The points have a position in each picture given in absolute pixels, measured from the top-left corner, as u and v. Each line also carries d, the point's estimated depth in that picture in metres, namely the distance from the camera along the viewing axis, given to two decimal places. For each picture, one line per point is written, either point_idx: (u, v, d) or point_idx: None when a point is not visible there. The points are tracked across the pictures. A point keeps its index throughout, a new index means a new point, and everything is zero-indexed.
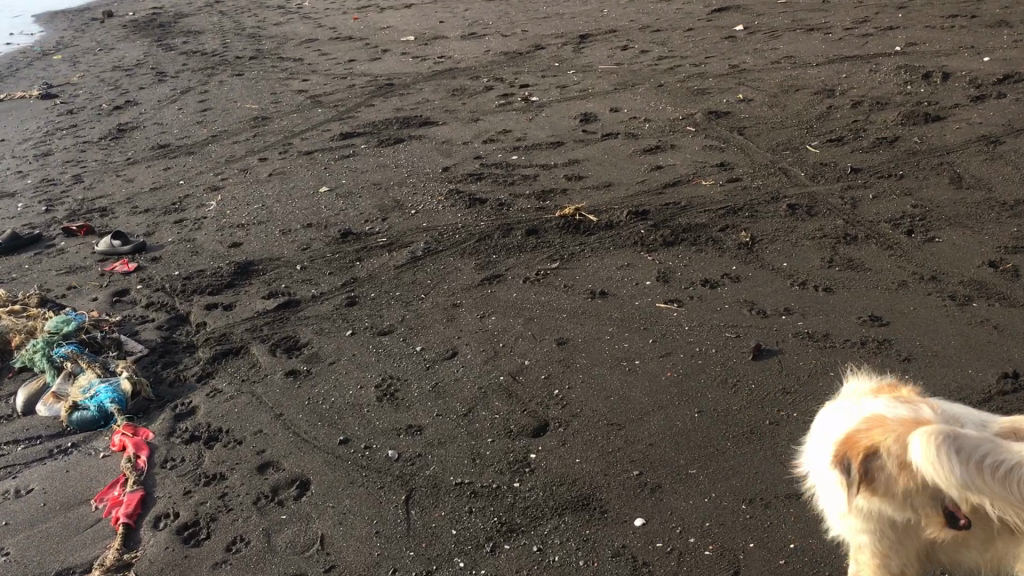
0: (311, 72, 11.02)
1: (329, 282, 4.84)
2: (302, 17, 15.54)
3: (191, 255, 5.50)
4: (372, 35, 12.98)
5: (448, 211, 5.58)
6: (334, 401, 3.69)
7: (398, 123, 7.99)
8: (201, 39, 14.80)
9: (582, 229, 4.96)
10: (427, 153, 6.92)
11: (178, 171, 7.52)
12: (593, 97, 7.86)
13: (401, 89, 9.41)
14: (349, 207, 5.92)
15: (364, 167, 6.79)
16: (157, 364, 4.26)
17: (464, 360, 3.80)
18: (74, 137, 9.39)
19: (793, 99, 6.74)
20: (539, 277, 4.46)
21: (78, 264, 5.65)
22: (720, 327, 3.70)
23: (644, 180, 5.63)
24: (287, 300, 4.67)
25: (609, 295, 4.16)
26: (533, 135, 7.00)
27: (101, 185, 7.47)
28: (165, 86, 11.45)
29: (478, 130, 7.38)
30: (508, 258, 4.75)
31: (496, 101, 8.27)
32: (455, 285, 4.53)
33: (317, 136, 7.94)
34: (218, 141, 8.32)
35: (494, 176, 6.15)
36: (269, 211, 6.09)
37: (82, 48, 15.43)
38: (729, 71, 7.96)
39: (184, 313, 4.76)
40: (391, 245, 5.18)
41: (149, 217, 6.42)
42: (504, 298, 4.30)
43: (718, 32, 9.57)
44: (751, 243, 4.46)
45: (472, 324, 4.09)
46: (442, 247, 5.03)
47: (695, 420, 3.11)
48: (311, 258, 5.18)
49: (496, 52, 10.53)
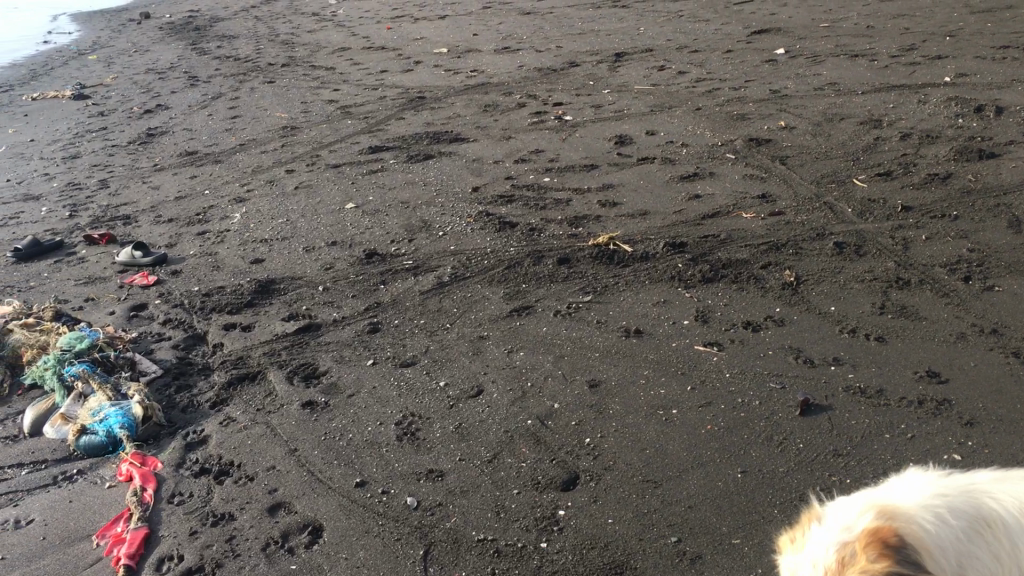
0: (343, 82, 10.91)
1: (353, 305, 4.66)
2: (336, 25, 15.47)
3: (213, 270, 5.35)
4: (405, 45, 12.87)
5: (477, 233, 5.39)
6: (353, 438, 3.50)
7: (428, 138, 7.83)
8: (236, 44, 14.75)
9: (616, 260, 4.76)
10: (458, 171, 6.75)
11: (204, 180, 7.38)
12: (630, 119, 7.66)
13: (433, 102, 9.27)
14: (375, 226, 5.76)
15: (392, 183, 6.63)
16: (170, 386, 4.09)
17: (490, 398, 3.60)
18: (103, 140, 9.29)
19: (838, 129, 6.51)
20: (571, 310, 4.26)
21: (98, 275, 5.51)
22: (763, 376, 3.49)
23: (682, 209, 5.43)
24: (307, 323, 4.50)
25: (645, 334, 3.95)
26: (566, 156, 6.81)
27: (126, 192, 7.34)
28: (197, 90, 11.39)
29: (510, 148, 7.20)
30: (539, 288, 4.56)
31: (528, 118, 8.10)
32: (481, 315, 4.34)
33: (345, 149, 7.79)
34: (246, 150, 8.19)
35: (525, 198, 5.95)
36: (294, 226, 5.93)
37: (118, 49, 15.45)
38: (771, 95, 7.74)
39: (202, 332, 4.60)
40: (418, 268, 5.00)
41: (172, 228, 6.28)
42: (533, 332, 4.10)
43: (759, 55, 9.36)
44: (796, 283, 4.25)
45: (500, 359, 3.90)
46: (470, 272, 4.84)
47: (738, 482, 2.92)
48: (334, 279, 5.01)
49: (530, 67, 10.37)
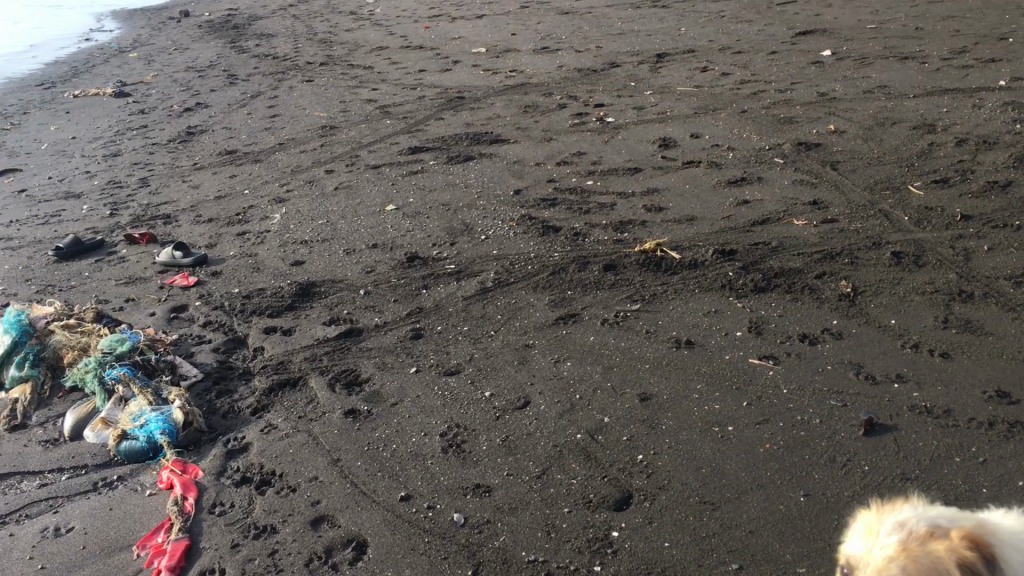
0: (381, 81, 10.86)
1: (394, 310, 4.59)
2: (373, 24, 15.43)
3: (253, 272, 5.29)
4: (443, 45, 12.80)
5: (520, 238, 5.30)
6: (396, 449, 3.42)
7: (468, 138, 7.74)
8: (274, 42, 14.77)
9: (663, 267, 4.64)
10: (499, 173, 6.65)
11: (244, 180, 7.35)
12: (673, 121, 7.53)
13: (472, 102, 9.18)
14: (416, 228, 5.68)
15: (432, 185, 6.55)
16: (211, 391, 4.03)
17: (537, 410, 3.50)
18: (143, 138, 9.30)
19: (890, 134, 6.34)
20: (619, 319, 4.15)
21: (138, 275, 5.47)
22: (823, 394, 3.37)
23: (730, 215, 5.30)
24: (349, 327, 4.42)
25: (696, 345, 3.83)
26: (610, 159, 6.69)
27: (166, 191, 7.32)
28: (235, 89, 11.39)
29: (552, 151, 7.10)
30: (585, 295, 4.45)
31: (569, 119, 7.99)
32: (526, 323, 4.24)
33: (384, 150, 7.73)
34: (285, 149, 8.15)
35: (568, 202, 5.85)
36: (334, 228, 5.87)
37: (158, 46, 15.53)
38: (818, 98, 7.57)
39: (242, 336, 4.54)
40: (460, 272, 4.91)
41: (212, 228, 6.24)
42: (580, 341, 3.99)
43: (805, 56, 9.17)
44: (853, 295, 4.11)
45: (546, 369, 3.80)
46: (514, 278, 4.75)
47: (799, 506, 2.80)
48: (375, 283, 4.93)
49: (570, 68, 10.25)
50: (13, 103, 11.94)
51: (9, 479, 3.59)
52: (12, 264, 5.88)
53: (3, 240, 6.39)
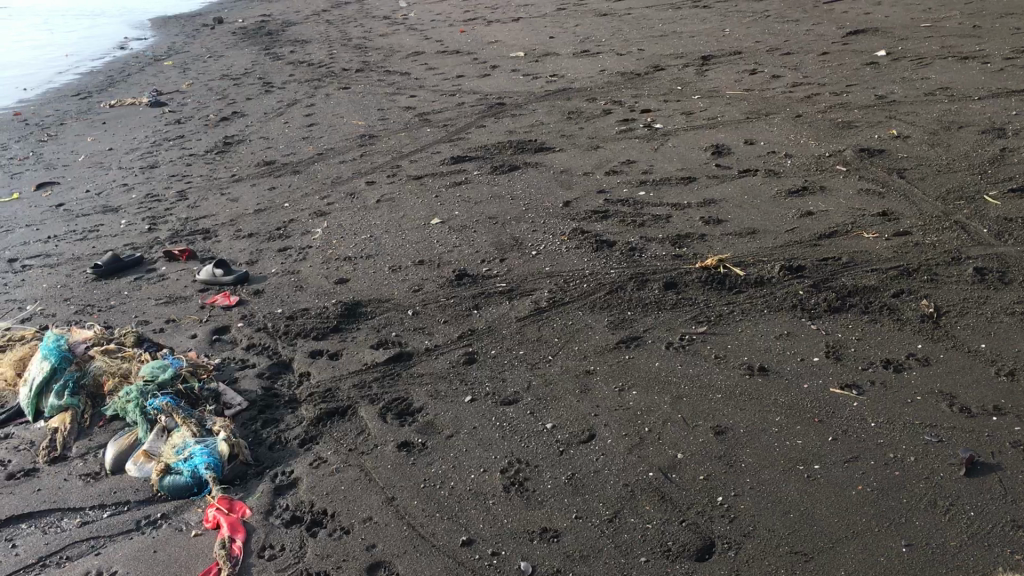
0: (419, 88, 10.68)
1: (445, 332, 4.39)
2: (408, 29, 15.29)
3: (296, 291, 5.12)
4: (480, 49, 12.62)
5: (574, 253, 5.08)
6: (455, 486, 3.21)
7: (512, 147, 7.53)
8: (309, 48, 14.68)
9: (727, 285, 4.40)
10: (546, 184, 6.43)
11: (283, 192, 7.19)
12: (724, 126, 7.27)
13: (513, 109, 8.98)
14: (463, 243, 5.48)
15: (477, 196, 6.34)
16: (256, 420, 3.85)
17: (604, 445, 3.28)
18: (180, 150, 9.18)
19: (958, 138, 6.04)
20: (684, 342, 3.92)
21: (178, 293, 5.31)
22: (915, 427, 3.12)
23: (794, 227, 5.04)
24: (398, 351, 4.23)
25: (771, 372, 3.58)
26: (660, 167, 6.45)
27: (205, 204, 7.18)
28: (272, 97, 11.28)
29: (599, 159, 6.86)
30: (646, 316, 4.22)
31: (616, 126, 7.75)
32: (585, 347, 4.02)
33: (426, 159, 7.54)
34: (324, 160, 7.98)
35: (621, 214, 5.61)
36: (378, 243, 5.69)
37: (193, 54, 15.50)
38: (876, 101, 7.27)
39: (287, 360, 4.36)
40: (512, 291, 4.70)
41: (252, 243, 6.08)
42: (645, 367, 3.76)
43: (858, 57, 8.86)
44: (937, 315, 3.84)
45: (610, 398, 3.58)
46: (569, 297, 4.53)
47: (902, 558, 2.56)
48: (424, 302, 4.74)
49: (612, 72, 10.01)
50: (50, 114, 11.90)
51: (48, 517, 3.42)
52: (49, 282, 5.74)
53: (41, 257, 6.27)
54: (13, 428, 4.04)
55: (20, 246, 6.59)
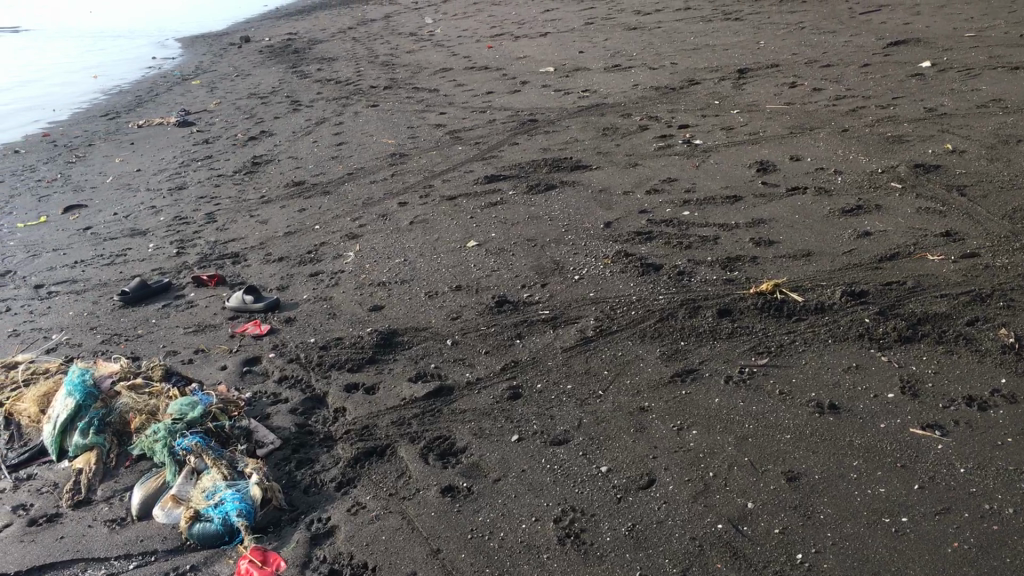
0: (448, 104, 10.51)
1: (487, 364, 4.16)
2: (435, 45, 15.16)
3: (329, 319, 4.91)
4: (509, 64, 12.44)
5: (618, 278, 4.84)
6: (506, 537, 2.97)
7: (547, 165, 7.31)
8: (336, 66, 14.58)
9: (786, 311, 4.16)
10: (585, 203, 6.20)
11: (313, 213, 7.00)
12: (768, 142, 7.01)
13: (545, 125, 8.77)
14: (502, 267, 5.26)
15: (513, 217, 6.12)
16: (290, 461, 3.63)
17: (665, 491, 3.03)
18: (208, 170, 9.04)
19: (1018, 153, 5.75)
20: (745, 376, 3.67)
21: (207, 321, 5.12)
22: (1011, 473, 2.84)
23: (852, 248, 4.78)
24: (438, 386, 4.01)
25: (843, 410, 3.32)
26: (704, 185, 6.20)
27: (233, 226, 7.00)
28: (300, 116, 11.15)
29: (638, 177, 6.62)
30: (701, 347, 3.99)
31: (653, 142, 7.51)
32: (638, 381, 3.78)
33: (459, 178, 7.33)
34: (354, 179, 7.80)
35: (666, 235, 5.36)
36: (412, 267, 5.48)
37: (221, 73, 15.44)
38: (926, 114, 6.99)
39: (321, 394, 4.14)
40: (556, 320, 4.47)
41: (283, 267, 5.89)
42: (704, 405, 3.52)
43: (901, 68, 8.57)
44: (1019, 345, 3.56)
45: (668, 439, 3.33)
46: (617, 326, 4.29)
47: None
48: (463, 331, 4.52)
49: (645, 86, 9.77)
50: (79, 135, 11.84)
51: (71, 568, 3.22)
52: (75, 309, 5.57)
53: (67, 283, 6.10)
54: (35, 468, 3.84)
55: (47, 271, 6.44)
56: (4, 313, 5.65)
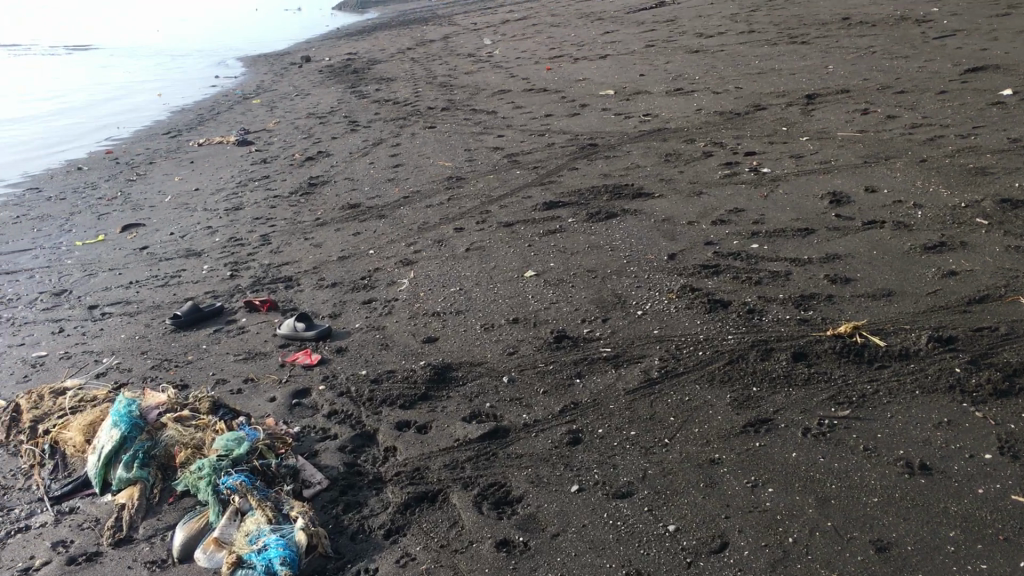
0: (506, 127, 10.36)
1: (546, 404, 3.95)
2: (494, 67, 15.08)
3: (381, 350, 4.75)
4: (568, 87, 12.28)
5: (684, 314, 4.61)
6: None
7: (607, 191, 7.09)
8: (394, 87, 14.57)
9: (867, 358, 3.91)
10: (647, 233, 5.98)
11: (368, 237, 6.88)
12: (840, 171, 6.71)
13: (606, 150, 8.56)
14: (561, 299, 5.05)
15: (573, 246, 5.91)
16: (337, 504, 3.45)
17: (740, 558, 2.82)
18: (265, 190, 9.00)
19: None
20: (824, 430, 3.45)
21: (258, 348, 4.99)
22: None
23: (936, 288, 4.48)
24: (494, 428, 3.81)
25: (935, 471, 3.10)
26: (773, 216, 5.94)
27: (288, 249, 6.91)
28: (357, 136, 11.10)
29: (703, 206, 6.38)
30: (775, 394, 3.75)
31: (718, 170, 7.25)
32: (708, 430, 3.56)
33: (517, 204, 7.15)
34: (410, 203, 7.67)
35: (734, 270, 5.11)
36: (468, 297, 5.29)
37: (281, 92, 15.55)
38: (1010, 144, 6.63)
39: (372, 430, 3.97)
40: (618, 358, 4.25)
41: (336, 293, 5.76)
42: (781, 460, 3.30)
43: (980, 96, 8.20)
44: None
45: (742, 498, 3.10)
46: (683, 367, 4.06)
47: None
48: (520, 367, 4.32)
49: (708, 111, 9.52)
50: (141, 153, 11.94)
51: None
52: (127, 333, 5.48)
53: (121, 304, 6.04)
54: (78, 501, 3.71)
55: (102, 291, 6.39)
56: (56, 334, 5.59)
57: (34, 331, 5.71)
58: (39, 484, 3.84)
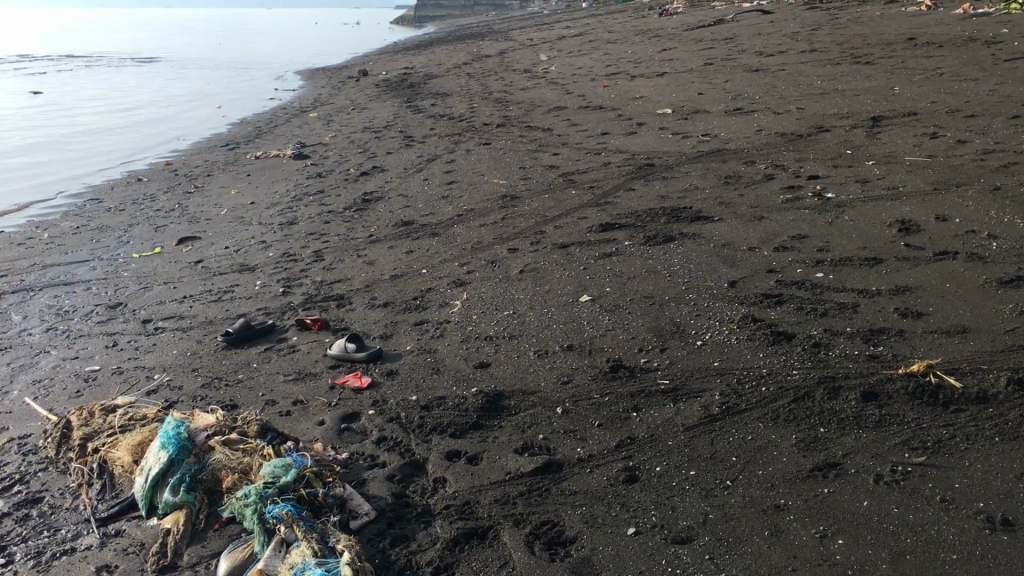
0: (561, 145, 10.26)
1: (602, 438, 3.82)
2: (550, 83, 15.01)
3: (432, 375, 4.65)
4: (625, 105, 12.14)
5: (746, 346, 4.44)
6: None
7: (665, 214, 6.94)
8: (449, 102, 14.57)
9: (942, 400, 3.72)
10: (707, 258, 5.81)
11: (421, 256, 6.82)
12: (908, 198, 6.48)
13: (663, 170, 8.40)
14: (617, 326, 4.91)
15: (629, 270, 5.77)
16: (384, 537, 3.36)
17: None
18: (319, 205, 9.01)
19: None
20: (897, 477, 3.28)
21: (309, 369, 4.93)
22: None
23: (1016, 326, 4.26)
24: (547, 461, 3.69)
25: (1019, 529, 2.93)
26: (838, 244, 5.73)
27: (340, 265, 6.87)
28: (412, 152, 11.09)
29: (764, 231, 6.19)
30: (844, 437, 3.58)
31: (780, 193, 7.06)
32: (773, 474, 3.41)
33: (572, 225, 7.03)
34: (464, 221, 7.60)
35: (798, 300, 4.93)
36: (521, 321, 5.18)
37: (337, 106, 15.66)
38: None
39: (421, 459, 3.87)
40: (677, 390, 4.10)
41: (388, 313, 5.69)
42: (852, 508, 3.15)
43: None
44: None
45: (810, 548, 2.98)
46: (746, 404, 3.90)
47: None
48: (575, 397, 4.19)
49: (769, 132, 9.31)
50: (199, 164, 12.08)
51: None
52: (179, 349, 5.47)
53: (174, 319, 6.05)
54: (125, 524, 3.67)
55: (156, 305, 6.41)
56: (110, 348, 5.61)
57: (88, 344, 5.73)
58: (86, 504, 3.80)
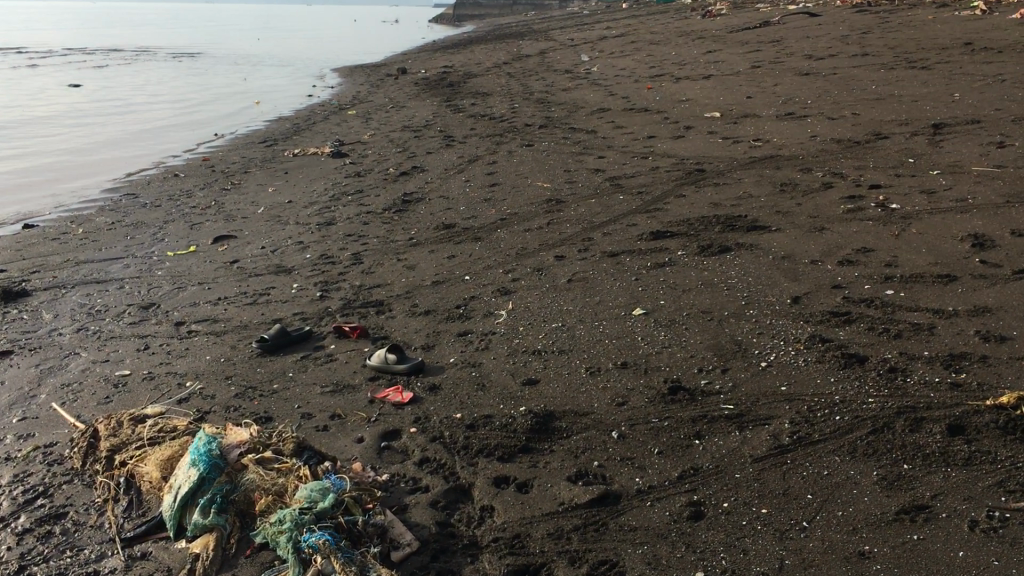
0: (606, 148, 9.97)
1: (662, 468, 3.54)
2: (592, 83, 14.73)
3: (478, 390, 4.40)
4: (670, 107, 11.83)
5: (815, 369, 4.13)
6: None
7: (718, 222, 6.63)
8: (490, 101, 14.33)
9: None
10: (766, 271, 5.50)
11: (463, 261, 6.57)
12: (979, 210, 6.12)
13: (714, 176, 8.09)
14: (674, 343, 4.62)
15: (684, 283, 5.48)
16: (428, 571, 3.10)
17: None
18: (358, 206, 8.80)
19: None
20: (995, 524, 2.96)
21: (347, 380, 4.70)
22: None
23: None
24: (604, 492, 3.42)
25: None
26: (908, 259, 5.40)
27: (380, 269, 6.65)
28: (452, 152, 10.86)
29: (826, 243, 5.87)
30: (931, 475, 3.27)
31: (840, 203, 6.72)
32: (854, 515, 3.11)
33: (620, 232, 6.75)
34: (507, 226, 7.35)
35: (869, 319, 4.61)
36: (571, 335, 4.91)
37: (376, 103, 15.49)
38: None
39: (467, 484, 3.61)
40: (743, 417, 3.81)
41: (429, 322, 5.44)
42: (946, 559, 2.84)
43: None
44: None
45: None
46: (820, 434, 3.60)
47: None
48: (632, 421, 3.91)
49: (824, 138, 8.95)
50: (236, 161, 11.94)
51: None
52: (212, 354, 5.26)
53: (208, 323, 5.84)
54: (151, 545, 3.44)
55: (190, 307, 6.21)
56: (141, 352, 5.41)
57: (119, 346, 5.55)
58: (111, 523, 3.58)
